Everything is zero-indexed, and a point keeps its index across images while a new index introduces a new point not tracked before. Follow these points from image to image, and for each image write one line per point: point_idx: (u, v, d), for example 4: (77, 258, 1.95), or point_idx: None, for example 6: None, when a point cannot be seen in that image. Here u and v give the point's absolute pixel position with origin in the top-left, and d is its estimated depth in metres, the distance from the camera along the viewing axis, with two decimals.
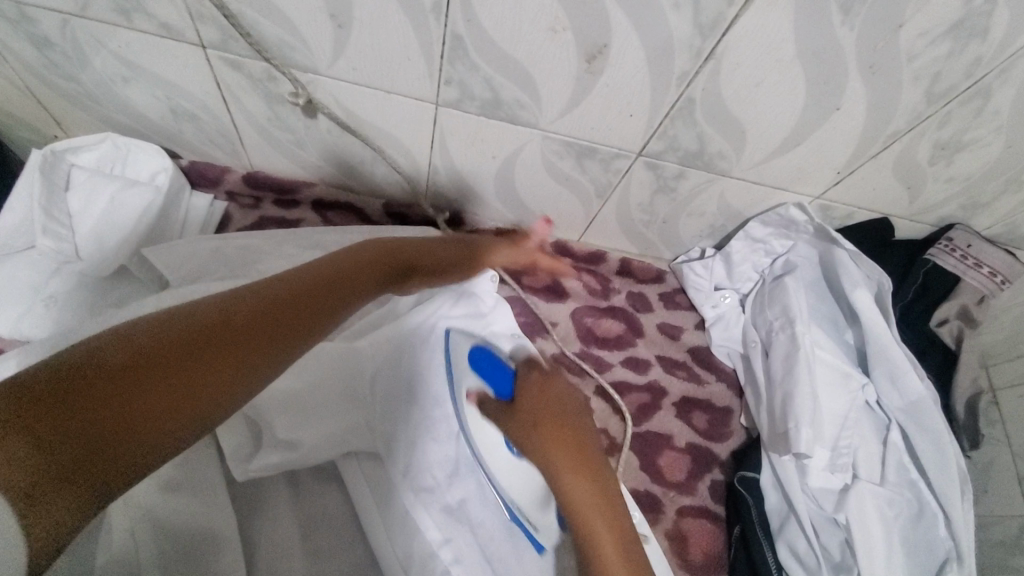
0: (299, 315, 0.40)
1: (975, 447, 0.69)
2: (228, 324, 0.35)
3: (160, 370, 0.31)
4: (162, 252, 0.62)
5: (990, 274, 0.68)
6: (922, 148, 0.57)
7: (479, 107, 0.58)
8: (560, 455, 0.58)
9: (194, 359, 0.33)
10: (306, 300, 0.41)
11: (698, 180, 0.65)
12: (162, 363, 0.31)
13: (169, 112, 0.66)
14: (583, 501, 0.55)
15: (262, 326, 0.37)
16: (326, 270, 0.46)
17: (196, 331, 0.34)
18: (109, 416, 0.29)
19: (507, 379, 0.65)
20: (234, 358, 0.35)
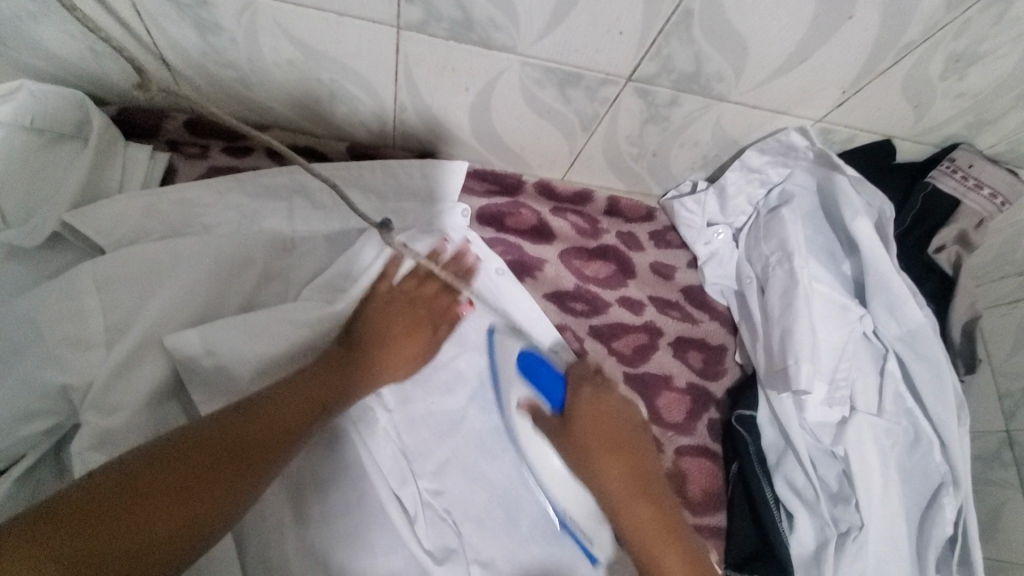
0: (257, 445, 0.44)
1: (971, 371, 0.68)
2: (170, 458, 0.40)
3: (116, 514, 0.37)
4: (89, 214, 0.56)
5: (991, 195, 0.65)
6: (936, 61, 0.53)
7: (447, 29, 0.51)
8: (603, 461, 0.59)
9: (153, 509, 0.38)
10: (262, 426, 0.45)
11: (693, 107, 0.59)
12: (128, 512, 0.37)
13: (89, 51, 0.57)
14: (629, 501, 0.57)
15: (240, 458, 0.43)
16: (302, 394, 0.49)
17: (167, 477, 0.39)
18: (91, 551, 0.35)
19: (559, 388, 0.62)
20: (180, 500, 0.39)
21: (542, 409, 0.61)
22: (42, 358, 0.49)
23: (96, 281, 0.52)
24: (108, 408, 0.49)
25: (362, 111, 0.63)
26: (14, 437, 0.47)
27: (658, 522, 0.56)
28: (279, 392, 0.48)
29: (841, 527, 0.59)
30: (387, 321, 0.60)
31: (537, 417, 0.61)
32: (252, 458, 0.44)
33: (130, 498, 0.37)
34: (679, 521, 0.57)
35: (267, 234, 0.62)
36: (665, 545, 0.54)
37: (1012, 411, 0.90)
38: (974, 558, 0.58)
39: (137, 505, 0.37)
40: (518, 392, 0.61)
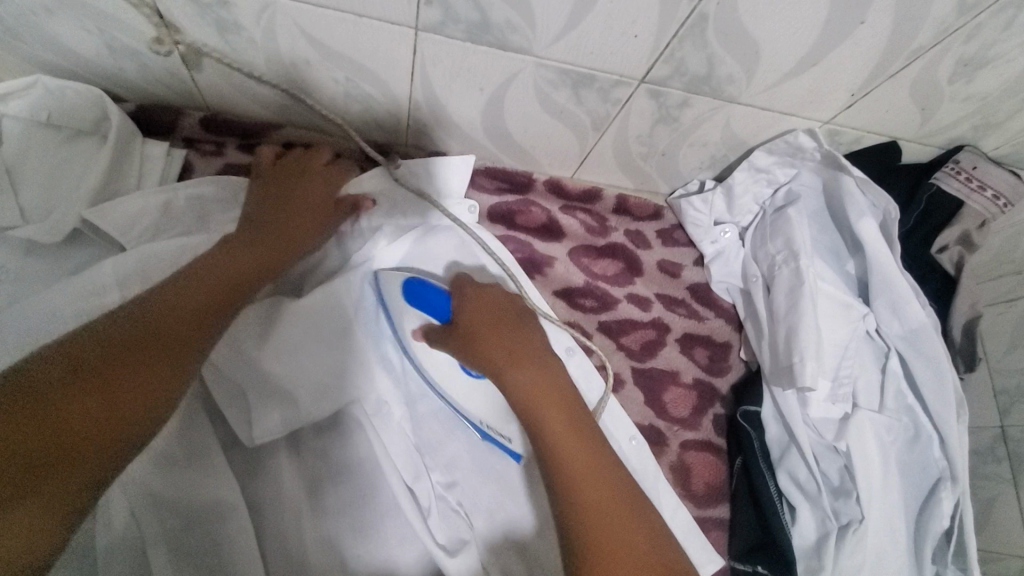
0: (194, 316, 0.46)
1: (972, 368, 0.68)
2: (119, 340, 0.42)
3: (77, 395, 0.38)
4: (106, 213, 0.56)
5: (993, 197, 0.66)
6: (945, 65, 0.53)
7: (464, 31, 0.51)
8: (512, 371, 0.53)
9: (108, 380, 0.40)
10: (197, 296, 0.48)
11: (703, 108, 0.60)
12: (96, 377, 0.40)
13: (106, 47, 0.57)
14: (559, 447, 0.49)
15: (181, 326, 0.45)
16: (226, 271, 0.51)
17: (111, 348, 0.41)
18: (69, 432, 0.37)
19: (444, 302, 0.58)
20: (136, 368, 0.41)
21: (433, 327, 0.59)
22: None
23: (116, 278, 0.53)
24: None
25: (376, 109, 0.64)
26: None
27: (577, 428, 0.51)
28: (198, 266, 0.50)
29: (842, 519, 0.61)
30: (307, 196, 0.61)
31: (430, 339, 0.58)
32: (196, 323, 0.46)
33: (81, 370, 0.39)
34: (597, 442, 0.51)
35: None
36: (588, 485, 0.47)
37: (1007, 407, 0.92)
38: (970, 548, 0.60)
39: (82, 375, 0.39)
40: (413, 321, 0.60)
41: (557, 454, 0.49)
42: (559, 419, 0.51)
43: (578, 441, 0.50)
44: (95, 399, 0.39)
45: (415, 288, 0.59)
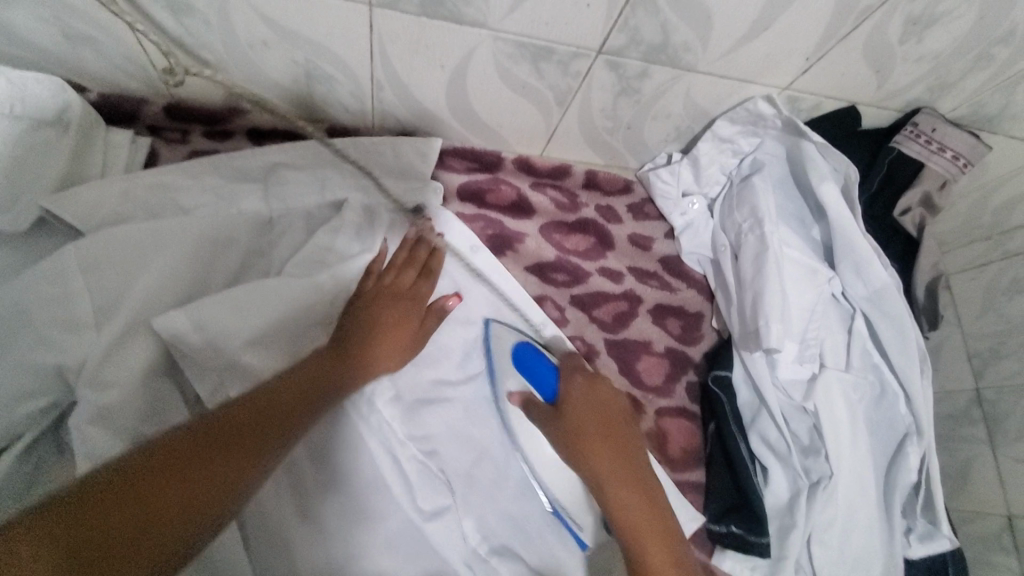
0: (260, 431, 0.45)
1: (936, 326, 0.71)
2: (197, 456, 0.41)
3: (156, 494, 0.38)
4: (67, 202, 0.56)
5: (953, 157, 0.67)
6: (894, 25, 0.54)
7: (418, 6, 0.52)
8: (596, 440, 0.55)
9: (172, 488, 0.39)
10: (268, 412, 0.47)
11: (664, 78, 0.61)
12: (154, 488, 0.38)
13: (63, 35, 0.57)
14: (635, 524, 0.51)
15: (243, 439, 0.44)
16: (296, 389, 0.50)
17: (173, 458, 0.40)
18: (137, 526, 0.36)
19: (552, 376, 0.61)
20: (203, 483, 0.40)
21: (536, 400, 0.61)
22: (34, 339, 0.50)
23: (81, 265, 0.53)
24: (102, 385, 0.50)
25: (339, 91, 0.64)
26: (12, 417, 0.50)
27: (648, 495, 0.53)
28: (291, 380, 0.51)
29: (812, 477, 0.62)
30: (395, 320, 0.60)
31: (529, 407, 0.60)
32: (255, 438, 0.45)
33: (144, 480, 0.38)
34: (657, 497, 0.53)
35: (250, 214, 0.63)
36: (656, 542, 0.50)
37: (981, 370, 0.94)
38: (936, 498, 0.62)
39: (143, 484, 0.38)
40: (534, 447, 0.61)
41: (617, 487, 0.53)
42: (624, 470, 0.54)
43: (615, 479, 0.53)
44: (148, 510, 0.37)
45: (524, 356, 0.63)
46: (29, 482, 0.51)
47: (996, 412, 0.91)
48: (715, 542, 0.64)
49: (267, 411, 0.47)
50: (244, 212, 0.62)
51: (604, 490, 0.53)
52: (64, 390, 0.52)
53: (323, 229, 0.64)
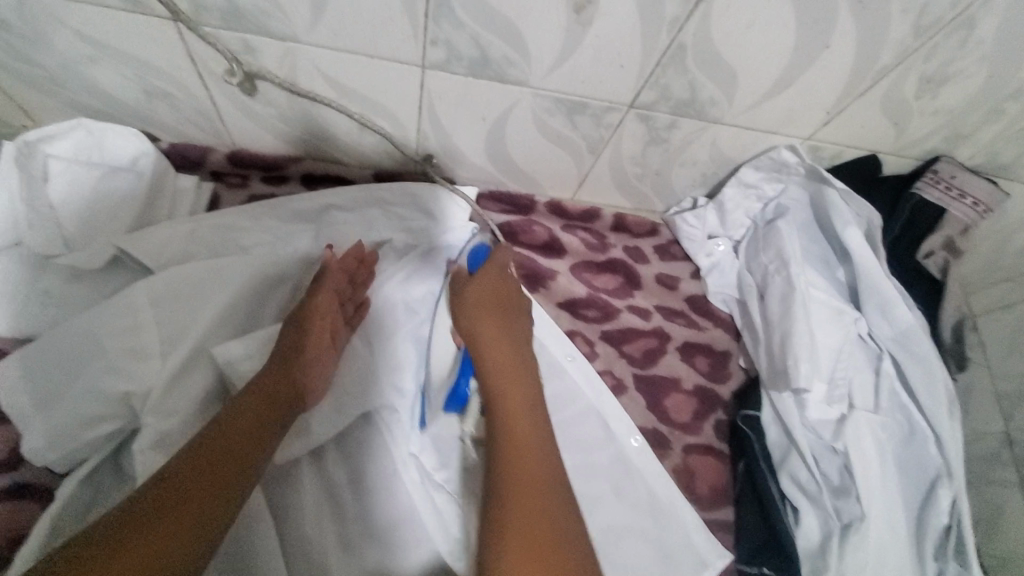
0: (224, 452, 0.48)
1: (961, 369, 0.72)
2: (190, 475, 0.46)
3: (129, 531, 0.41)
4: (140, 241, 0.61)
5: (974, 204, 0.69)
6: (910, 82, 0.58)
7: (466, 67, 0.56)
8: (509, 415, 0.55)
9: (195, 505, 0.45)
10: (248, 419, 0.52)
11: (690, 128, 0.65)
12: (129, 525, 0.42)
13: (142, 91, 0.63)
14: (519, 488, 0.49)
15: (210, 462, 0.47)
16: (262, 396, 0.53)
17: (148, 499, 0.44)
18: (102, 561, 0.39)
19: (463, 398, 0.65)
20: (210, 497, 0.46)
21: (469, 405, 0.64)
22: (107, 368, 0.54)
23: (150, 299, 0.57)
24: (166, 412, 0.54)
25: (387, 140, 0.69)
26: (83, 441, 0.53)
27: (552, 492, 0.50)
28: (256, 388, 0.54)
29: (844, 518, 0.63)
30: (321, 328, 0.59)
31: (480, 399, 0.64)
32: (220, 467, 0.48)
33: (113, 522, 0.42)
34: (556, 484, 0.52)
35: (300, 253, 0.67)
36: (543, 547, 0.46)
37: (1010, 412, 0.93)
38: (969, 545, 0.61)
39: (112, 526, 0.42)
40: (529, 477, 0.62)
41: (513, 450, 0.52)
42: (528, 427, 0.55)
43: (532, 458, 0.52)
44: (110, 548, 0.40)
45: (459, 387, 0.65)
46: (91, 503, 0.54)
47: None
48: None
49: (237, 433, 0.50)
50: (297, 252, 0.68)
51: (506, 464, 0.52)
52: (131, 417, 0.55)
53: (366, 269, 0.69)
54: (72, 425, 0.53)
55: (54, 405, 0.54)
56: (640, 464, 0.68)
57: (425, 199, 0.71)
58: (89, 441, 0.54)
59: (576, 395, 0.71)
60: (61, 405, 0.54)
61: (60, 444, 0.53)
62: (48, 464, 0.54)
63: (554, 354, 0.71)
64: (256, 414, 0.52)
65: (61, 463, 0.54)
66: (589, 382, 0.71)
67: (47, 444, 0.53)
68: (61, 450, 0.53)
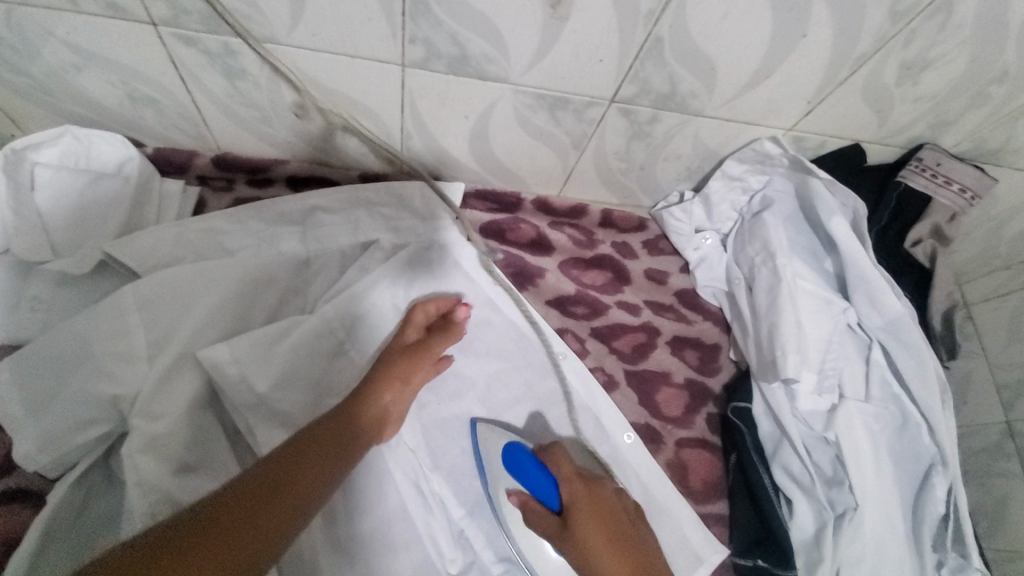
0: (300, 463, 0.49)
1: (952, 356, 0.72)
2: (265, 492, 0.45)
3: (218, 532, 0.40)
4: (126, 246, 0.61)
5: (959, 190, 0.69)
6: (889, 69, 0.58)
7: (446, 65, 0.57)
8: (592, 534, 0.53)
9: (262, 514, 0.44)
10: (319, 447, 0.51)
11: (673, 122, 0.65)
12: (211, 527, 0.40)
13: (127, 98, 0.64)
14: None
15: (286, 474, 0.47)
16: (321, 428, 0.53)
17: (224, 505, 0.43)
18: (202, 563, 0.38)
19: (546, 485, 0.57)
20: (283, 510, 0.45)
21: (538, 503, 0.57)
22: (94, 371, 0.54)
23: (136, 302, 0.57)
24: (153, 415, 0.54)
25: (372, 141, 0.69)
26: (70, 445, 0.53)
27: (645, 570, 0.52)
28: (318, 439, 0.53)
29: (838, 509, 0.62)
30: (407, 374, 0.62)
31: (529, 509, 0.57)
32: (298, 480, 0.48)
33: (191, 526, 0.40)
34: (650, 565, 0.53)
35: (287, 255, 0.67)
36: None
37: (1010, 401, 0.92)
38: (967, 536, 0.60)
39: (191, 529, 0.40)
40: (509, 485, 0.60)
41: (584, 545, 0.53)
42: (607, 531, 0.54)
43: (618, 548, 0.53)
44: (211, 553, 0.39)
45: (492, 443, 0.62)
46: (82, 508, 0.54)
47: None
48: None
49: (309, 451, 0.50)
50: (283, 254, 0.67)
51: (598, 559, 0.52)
52: (119, 420, 0.55)
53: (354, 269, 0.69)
54: (60, 429, 0.53)
55: (43, 410, 0.54)
56: (631, 459, 0.67)
57: (413, 198, 0.73)
58: (78, 445, 0.53)
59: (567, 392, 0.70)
60: (50, 411, 0.53)
61: (48, 449, 0.53)
62: (37, 470, 0.53)
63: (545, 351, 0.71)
64: (327, 437, 0.52)
65: (51, 468, 0.53)
66: (581, 379, 0.70)
67: (36, 450, 0.53)
68: (51, 454, 0.53)
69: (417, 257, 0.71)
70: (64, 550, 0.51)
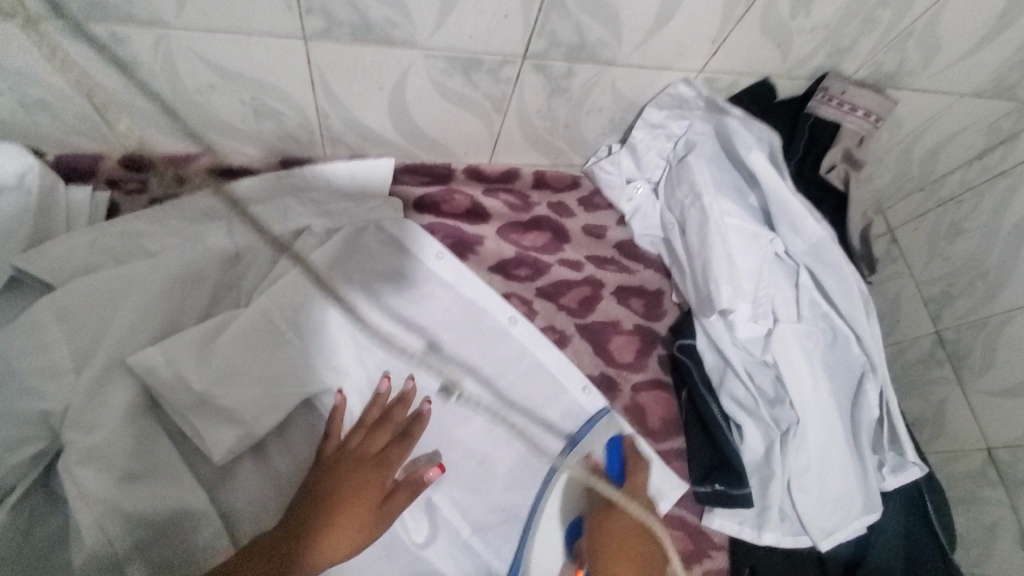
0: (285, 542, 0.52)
1: (873, 270, 0.78)
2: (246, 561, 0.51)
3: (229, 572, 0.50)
4: (36, 258, 0.58)
5: (864, 115, 0.73)
6: (783, 1, 0.60)
7: (350, 34, 0.56)
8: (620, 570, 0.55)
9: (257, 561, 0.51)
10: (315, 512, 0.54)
11: (589, 73, 0.66)
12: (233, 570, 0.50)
13: (15, 104, 0.60)
14: None
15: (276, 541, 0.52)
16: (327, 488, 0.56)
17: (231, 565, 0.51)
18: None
19: None
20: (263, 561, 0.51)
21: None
22: (17, 389, 0.52)
23: (55, 314, 0.55)
24: (86, 426, 0.52)
25: (289, 125, 0.67)
26: (2, 469, 0.51)
27: None
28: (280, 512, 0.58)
29: (783, 426, 0.66)
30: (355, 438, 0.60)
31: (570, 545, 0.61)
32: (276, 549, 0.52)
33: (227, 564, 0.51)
34: None
35: (213, 251, 0.64)
36: None
37: (938, 312, 0.98)
38: (900, 430, 0.67)
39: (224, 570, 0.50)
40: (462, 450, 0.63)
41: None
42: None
43: None
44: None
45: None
46: (28, 531, 0.51)
47: (959, 350, 0.95)
48: (704, 504, 0.67)
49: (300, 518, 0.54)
50: (208, 250, 0.64)
51: None
52: (52, 437, 0.53)
53: (282, 257, 0.67)
54: None
55: None
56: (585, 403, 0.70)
57: (338, 181, 0.72)
58: (12, 467, 0.51)
59: (521, 352, 0.71)
60: None
61: None
62: None
63: (494, 315, 0.72)
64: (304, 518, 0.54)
65: None
66: (532, 340, 0.71)
67: None
68: None
69: (355, 241, 0.71)
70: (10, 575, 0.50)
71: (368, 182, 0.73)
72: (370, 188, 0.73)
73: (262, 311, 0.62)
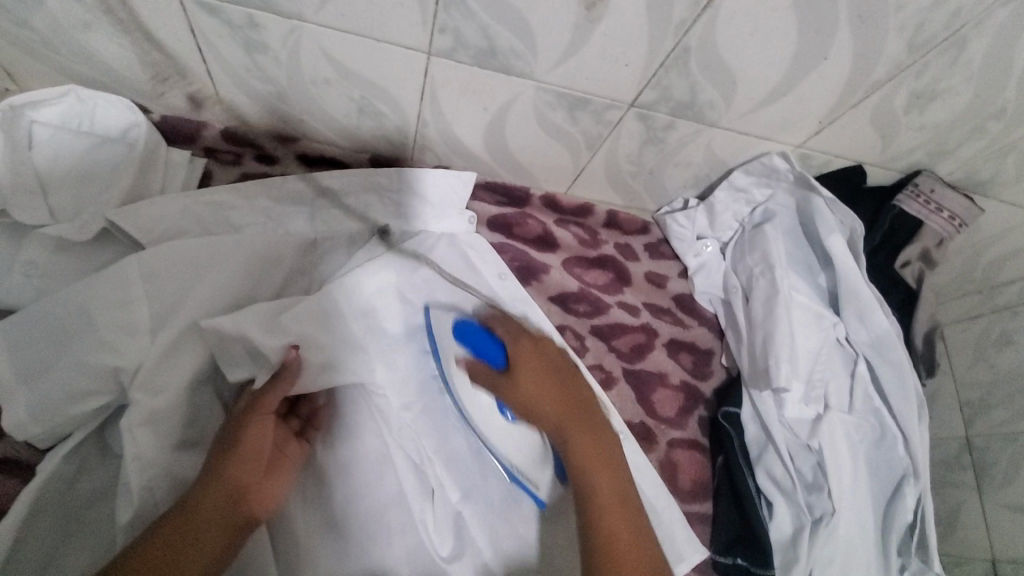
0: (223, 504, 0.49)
1: (932, 374, 0.77)
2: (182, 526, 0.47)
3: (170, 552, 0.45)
4: (131, 215, 0.59)
5: (950, 217, 0.72)
6: (900, 97, 0.60)
7: (472, 56, 0.57)
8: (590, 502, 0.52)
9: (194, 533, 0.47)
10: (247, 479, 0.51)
11: (689, 130, 0.66)
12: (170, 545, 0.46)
13: (136, 62, 0.61)
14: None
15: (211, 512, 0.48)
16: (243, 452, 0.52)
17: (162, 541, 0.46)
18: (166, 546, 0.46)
19: None
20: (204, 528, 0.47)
21: None
22: (91, 341, 0.53)
23: (141, 273, 0.56)
24: (154, 389, 0.53)
25: (387, 125, 0.68)
26: (66, 416, 0.52)
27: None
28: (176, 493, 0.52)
29: (816, 513, 0.66)
30: (258, 448, 0.53)
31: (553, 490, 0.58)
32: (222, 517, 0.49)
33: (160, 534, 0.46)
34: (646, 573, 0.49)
35: (294, 236, 0.67)
36: None
37: (972, 418, 0.97)
38: (931, 541, 0.65)
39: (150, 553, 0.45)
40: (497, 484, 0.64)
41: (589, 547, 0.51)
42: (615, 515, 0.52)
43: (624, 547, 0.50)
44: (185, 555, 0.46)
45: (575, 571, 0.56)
46: (73, 478, 0.53)
47: (986, 461, 0.94)
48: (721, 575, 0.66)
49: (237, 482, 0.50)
50: (291, 234, 0.67)
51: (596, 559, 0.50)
52: (118, 392, 0.54)
53: (359, 252, 0.69)
54: (56, 398, 0.52)
55: (36, 378, 0.52)
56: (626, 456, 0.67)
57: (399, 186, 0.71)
58: (75, 415, 0.52)
59: None
60: (44, 379, 0.52)
61: (43, 419, 0.52)
62: (28, 440, 0.52)
63: None
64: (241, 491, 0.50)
65: (43, 438, 0.52)
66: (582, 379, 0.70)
67: (30, 419, 0.51)
68: (42, 425, 0.52)
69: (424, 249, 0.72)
70: (54, 519, 0.51)
71: (429, 192, 0.72)
72: (433, 198, 0.72)
73: (322, 303, 0.63)
